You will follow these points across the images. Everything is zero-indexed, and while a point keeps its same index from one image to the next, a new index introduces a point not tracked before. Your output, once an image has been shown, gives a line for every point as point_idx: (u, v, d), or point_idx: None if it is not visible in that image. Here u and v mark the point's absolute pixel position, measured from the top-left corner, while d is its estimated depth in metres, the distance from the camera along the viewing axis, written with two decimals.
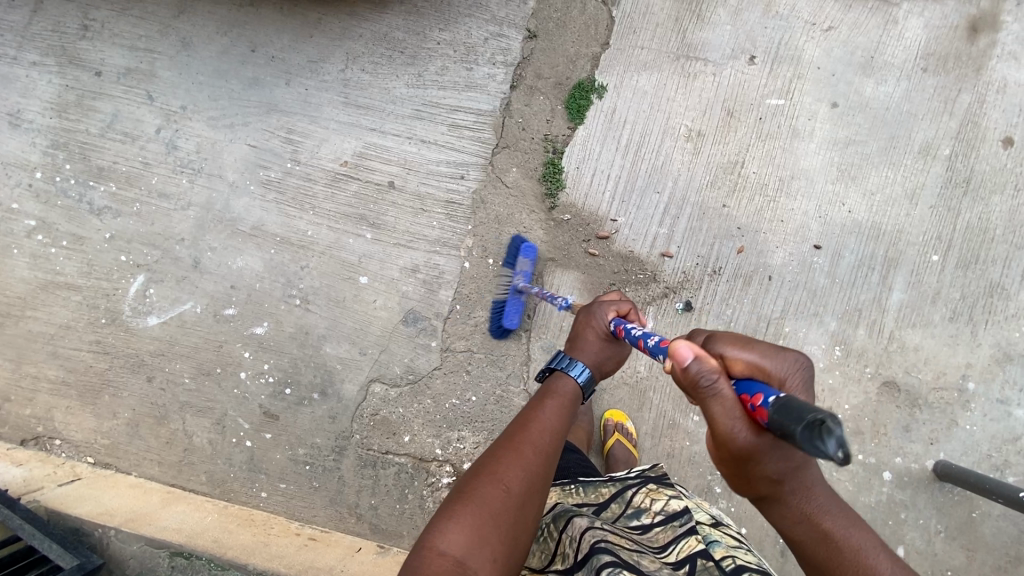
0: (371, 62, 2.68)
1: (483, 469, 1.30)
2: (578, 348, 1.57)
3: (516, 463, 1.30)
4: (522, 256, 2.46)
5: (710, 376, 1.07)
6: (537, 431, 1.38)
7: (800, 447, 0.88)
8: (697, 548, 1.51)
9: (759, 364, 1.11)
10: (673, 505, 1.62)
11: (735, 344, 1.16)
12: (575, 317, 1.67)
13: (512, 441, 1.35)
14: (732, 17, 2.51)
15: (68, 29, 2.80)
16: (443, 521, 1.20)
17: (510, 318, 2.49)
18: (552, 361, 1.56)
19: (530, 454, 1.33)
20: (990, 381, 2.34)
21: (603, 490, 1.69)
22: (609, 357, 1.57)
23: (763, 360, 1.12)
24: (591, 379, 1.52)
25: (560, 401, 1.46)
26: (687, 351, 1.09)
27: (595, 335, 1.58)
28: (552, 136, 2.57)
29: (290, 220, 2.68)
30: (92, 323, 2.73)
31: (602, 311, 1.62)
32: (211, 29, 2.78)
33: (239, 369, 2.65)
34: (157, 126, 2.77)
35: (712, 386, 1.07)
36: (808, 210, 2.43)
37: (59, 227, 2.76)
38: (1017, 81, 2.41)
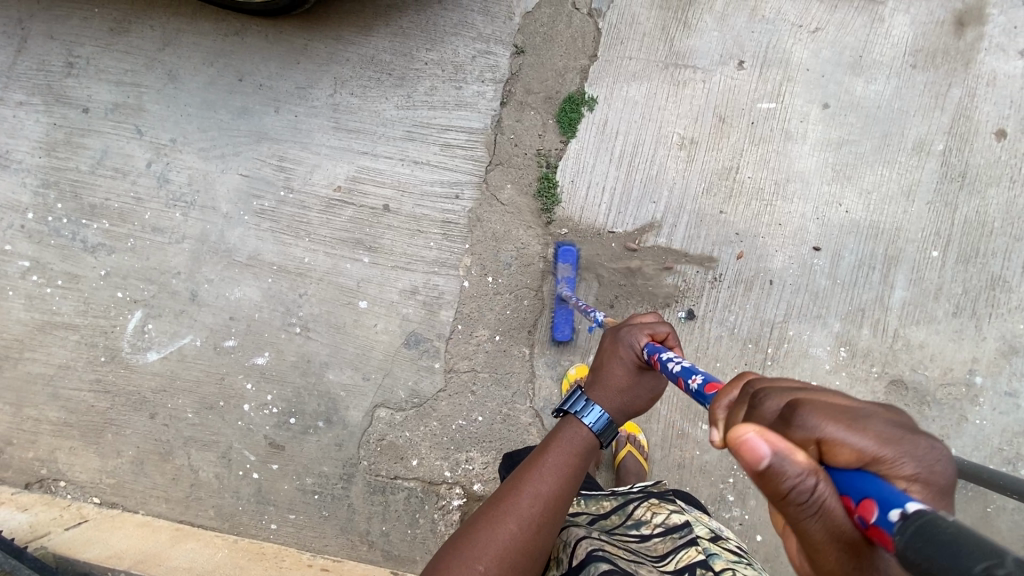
0: (360, 86, 2.67)
1: (463, 542, 1.30)
2: (599, 386, 1.45)
3: (496, 540, 1.28)
4: (561, 261, 2.45)
5: (801, 482, 0.71)
6: (524, 500, 1.34)
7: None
8: (697, 558, 1.46)
9: (872, 455, 0.74)
10: (674, 519, 1.61)
11: (837, 420, 0.77)
12: (602, 343, 1.53)
13: (496, 511, 1.33)
14: (718, 23, 2.51)
15: (53, 67, 2.79)
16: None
17: (562, 329, 2.49)
18: (567, 401, 1.46)
19: (513, 528, 1.29)
20: (998, 374, 2.33)
21: (604, 502, 1.71)
22: (633, 396, 1.45)
23: (881, 447, 0.74)
24: (609, 424, 1.42)
25: (562, 456, 1.40)
26: (763, 445, 0.71)
27: (624, 368, 1.44)
28: (545, 151, 2.57)
29: (286, 248, 2.66)
30: (92, 361, 2.70)
31: (633, 336, 1.45)
32: (197, 60, 2.76)
33: (243, 401, 2.63)
34: (148, 160, 2.76)
35: (806, 497, 0.72)
36: (805, 212, 2.42)
37: (54, 267, 2.74)
38: (1006, 73, 2.42)
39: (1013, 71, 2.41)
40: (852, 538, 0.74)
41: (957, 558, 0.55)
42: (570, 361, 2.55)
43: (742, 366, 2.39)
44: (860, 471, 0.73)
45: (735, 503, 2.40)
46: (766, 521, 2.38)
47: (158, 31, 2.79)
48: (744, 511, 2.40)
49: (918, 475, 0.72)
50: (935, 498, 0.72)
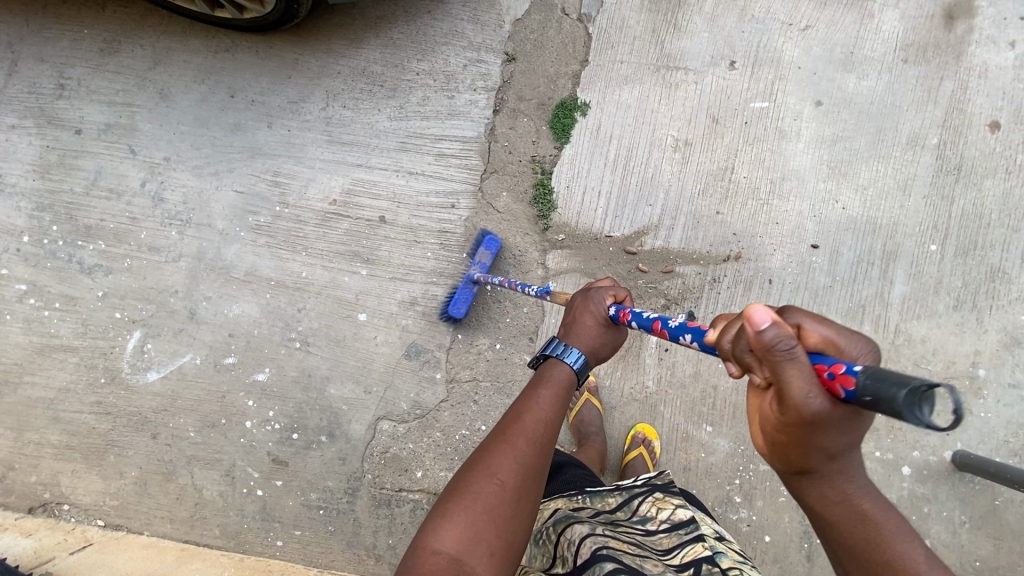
0: (352, 98, 2.67)
1: (476, 464, 1.24)
2: (574, 334, 1.52)
3: (508, 458, 1.25)
4: (483, 248, 2.46)
5: (784, 339, 0.87)
6: (529, 421, 1.32)
7: (895, 414, 0.75)
8: (703, 553, 1.45)
9: (834, 339, 0.93)
10: (680, 515, 1.59)
11: (811, 312, 0.98)
12: (570, 303, 1.62)
13: (504, 434, 1.30)
14: (708, 24, 2.51)
15: (44, 89, 2.78)
16: (437, 519, 1.16)
17: (459, 307, 2.49)
18: (546, 348, 1.51)
19: (524, 446, 1.27)
20: (1001, 366, 2.32)
21: (609, 499, 1.68)
22: (604, 344, 1.53)
23: (843, 333, 0.94)
24: (586, 365, 1.48)
25: (553, 390, 1.41)
26: (760, 310, 0.89)
27: (593, 320, 1.53)
28: (539, 158, 2.56)
29: (283, 262, 2.66)
30: (92, 384, 2.69)
31: (600, 295, 1.57)
32: (188, 78, 2.76)
33: (244, 418, 2.62)
34: (142, 179, 2.75)
35: (788, 351, 0.88)
36: (802, 210, 2.42)
37: (51, 289, 2.73)
38: (997, 65, 2.42)
39: (1004, 63, 2.42)
40: (817, 392, 0.89)
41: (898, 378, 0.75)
42: None
43: None
44: (823, 351, 0.94)
45: (742, 504, 2.39)
46: (774, 521, 2.37)
47: (148, 50, 2.79)
48: (752, 511, 2.39)
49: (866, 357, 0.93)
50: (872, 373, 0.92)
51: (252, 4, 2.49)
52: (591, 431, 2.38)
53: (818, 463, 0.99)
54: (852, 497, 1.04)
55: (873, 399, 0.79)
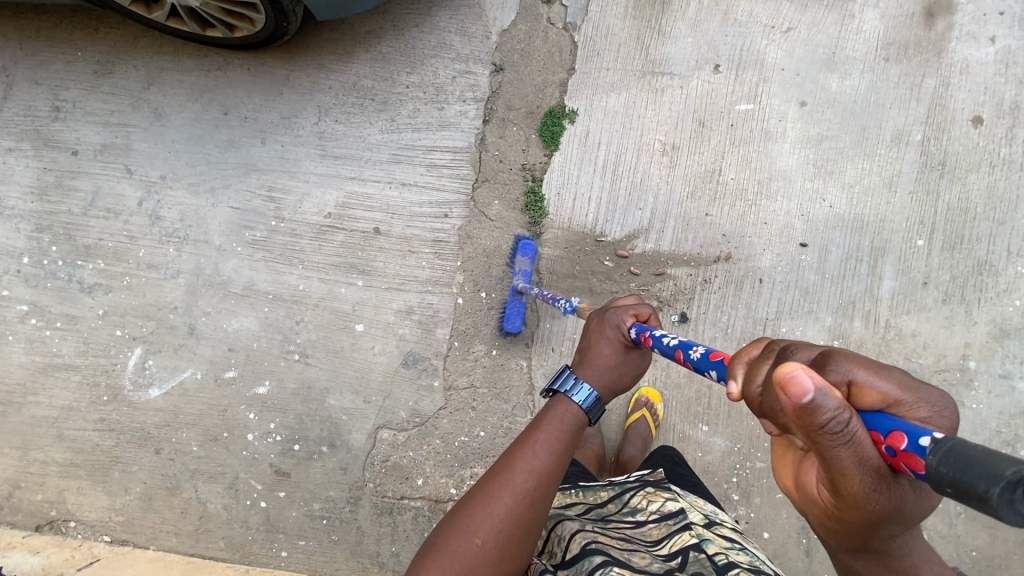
0: (344, 112, 2.70)
1: (460, 519, 1.28)
2: (587, 365, 1.49)
3: (492, 515, 1.27)
4: (521, 254, 2.47)
5: (837, 415, 0.81)
6: (518, 474, 1.32)
7: (1000, 510, 0.64)
8: (690, 542, 1.46)
9: (892, 399, 0.87)
10: (670, 505, 1.60)
11: (864, 367, 0.89)
12: (586, 326, 1.59)
13: (491, 486, 1.31)
14: (692, 29, 2.55)
15: (40, 112, 2.83)
16: (416, 572, 1.22)
17: (513, 320, 2.51)
18: (555, 380, 1.47)
19: (509, 501, 1.28)
20: (991, 358, 2.35)
21: (602, 493, 1.70)
22: (619, 375, 1.50)
23: (900, 394, 0.87)
24: (597, 401, 1.44)
25: (553, 435, 1.39)
26: (807, 380, 0.79)
27: (610, 348, 1.51)
28: (530, 165, 2.60)
29: (281, 276, 2.69)
30: (95, 401, 2.72)
31: (618, 316, 1.53)
32: (182, 97, 2.80)
33: (246, 431, 2.65)
34: (139, 198, 2.79)
35: (845, 431, 0.82)
36: (790, 210, 2.45)
37: (52, 309, 2.77)
38: (978, 60, 2.44)
39: (985, 58, 2.44)
40: (877, 470, 0.85)
41: (980, 465, 0.66)
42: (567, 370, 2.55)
43: None
44: (880, 411, 0.87)
45: (741, 502, 2.42)
46: (772, 517, 2.40)
47: (141, 71, 2.83)
48: (750, 509, 2.41)
49: (930, 418, 0.86)
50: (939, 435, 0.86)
51: (243, 23, 2.51)
52: (588, 434, 2.41)
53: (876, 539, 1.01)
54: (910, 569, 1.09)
55: (956, 492, 0.69)
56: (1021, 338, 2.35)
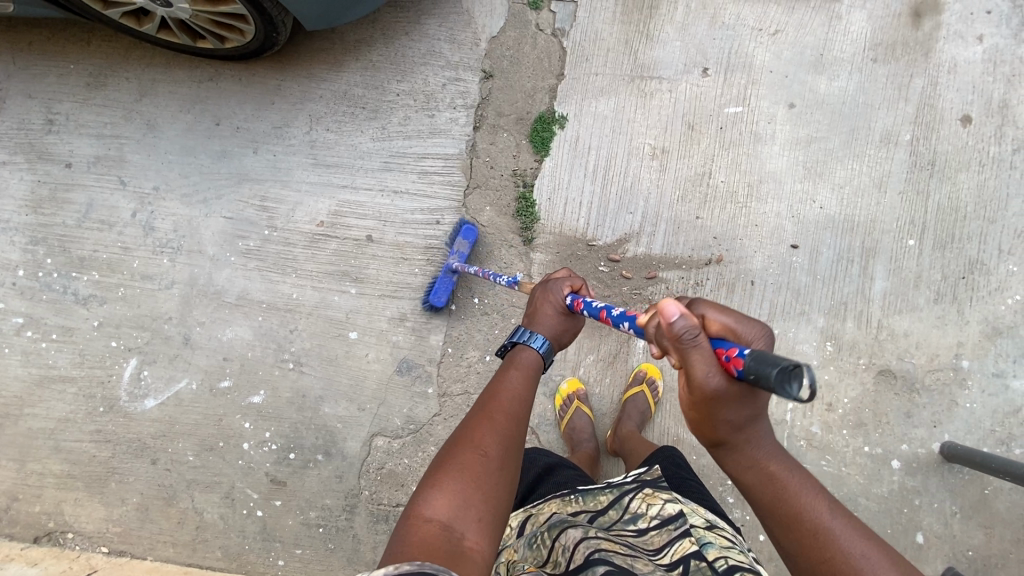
0: (335, 121, 2.72)
1: (460, 437, 1.28)
2: (537, 322, 1.59)
3: (490, 433, 1.29)
4: (461, 237, 2.51)
5: (689, 330, 1.09)
6: (506, 399, 1.38)
7: (774, 387, 0.93)
8: (691, 549, 1.46)
9: (733, 326, 1.12)
10: (669, 509, 1.58)
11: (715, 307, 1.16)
12: (531, 294, 1.69)
13: (483, 410, 1.35)
14: (680, 33, 2.56)
15: (34, 125, 2.84)
16: (428, 489, 1.17)
17: (439, 295, 2.51)
18: (513, 335, 1.58)
19: (503, 420, 1.33)
20: (984, 357, 2.34)
21: (601, 498, 1.69)
22: (565, 330, 1.62)
23: (737, 324, 1.12)
24: (551, 349, 1.55)
25: (523, 371, 1.47)
26: (672, 307, 1.10)
27: (552, 309, 1.60)
28: (521, 171, 2.61)
29: (274, 285, 2.70)
30: (91, 413, 2.73)
31: (559, 285, 1.65)
32: (174, 108, 2.82)
33: (242, 440, 2.66)
34: (133, 210, 2.80)
35: (692, 340, 1.08)
36: (780, 211, 2.45)
37: (48, 321, 2.78)
38: (966, 59, 2.44)
39: (973, 57, 2.44)
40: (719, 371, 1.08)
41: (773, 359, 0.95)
42: (560, 374, 2.54)
43: None
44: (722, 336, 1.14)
45: (736, 504, 2.41)
46: None
47: (134, 83, 2.84)
48: (745, 511, 2.41)
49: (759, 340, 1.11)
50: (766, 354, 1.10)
51: (233, 34, 2.52)
52: (581, 437, 2.40)
53: (725, 432, 1.18)
54: (760, 461, 1.22)
55: (756, 378, 0.99)
56: (1014, 337, 2.34)
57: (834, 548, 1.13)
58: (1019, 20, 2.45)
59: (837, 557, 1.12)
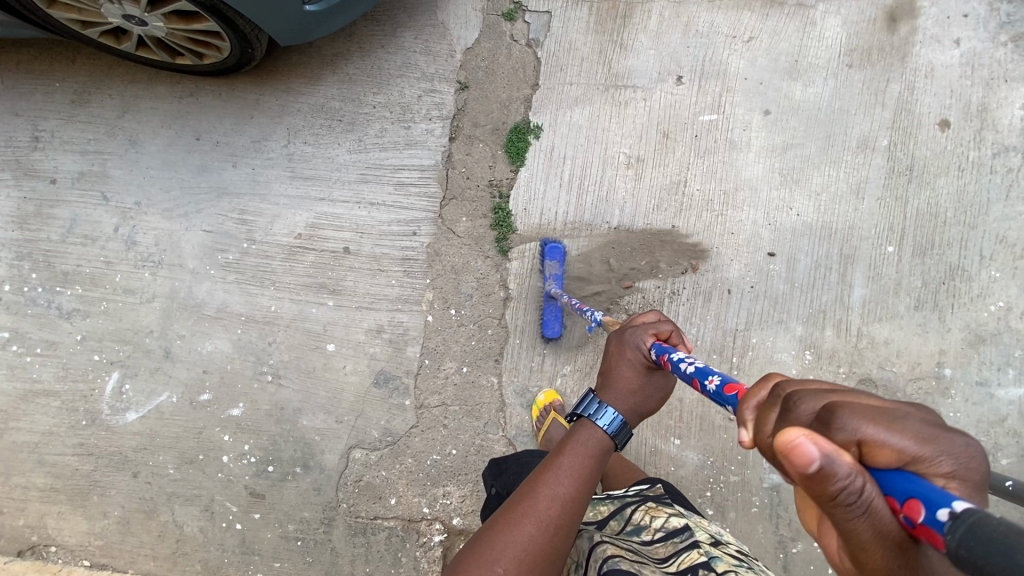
0: (313, 134, 2.73)
1: (481, 546, 1.25)
2: (609, 389, 1.47)
3: (515, 542, 1.24)
4: (549, 258, 2.41)
5: (849, 483, 0.73)
6: (543, 501, 1.30)
7: None
8: (698, 560, 1.42)
9: (911, 454, 0.76)
10: (674, 522, 1.56)
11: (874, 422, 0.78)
12: (608, 348, 1.55)
13: (513, 513, 1.29)
14: (653, 42, 2.55)
15: (20, 142, 2.89)
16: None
17: (552, 325, 2.47)
18: (580, 405, 1.45)
19: (531, 529, 1.26)
20: (967, 365, 2.30)
21: (602, 509, 1.71)
22: (645, 397, 1.47)
23: (918, 448, 0.76)
24: (623, 426, 1.41)
25: (576, 460, 1.37)
26: (812, 448, 0.73)
27: (632, 372, 1.47)
28: (496, 182, 2.61)
29: (253, 298, 2.71)
30: (73, 426, 2.75)
31: (638, 337, 1.48)
32: (156, 124, 2.85)
33: (221, 453, 2.66)
34: (115, 224, 2.83)
35: (852, 496, 0.74)
36: (756, 219, 2.43)
37: (32, 336, 2.81)
38: (943, 63, 2.41)
39: (950, 61, 2.41)
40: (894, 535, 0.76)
41: (1002, 548, 0.57)
42: (538, 387, 2.54)
43: None
44: (899, 470, 0.75)
45: (715, 516, 2.38)
46: (749, 532, 2.35)
47: (117, 99, 2.88)
48: (726, 524, 2.37)
49: (954, 473, 0.75)
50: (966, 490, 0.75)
51: (210, 51, 2.54)
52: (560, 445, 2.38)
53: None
54: None
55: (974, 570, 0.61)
56: (997, 344, 2.30)
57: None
58: (996, 23, 2.42)
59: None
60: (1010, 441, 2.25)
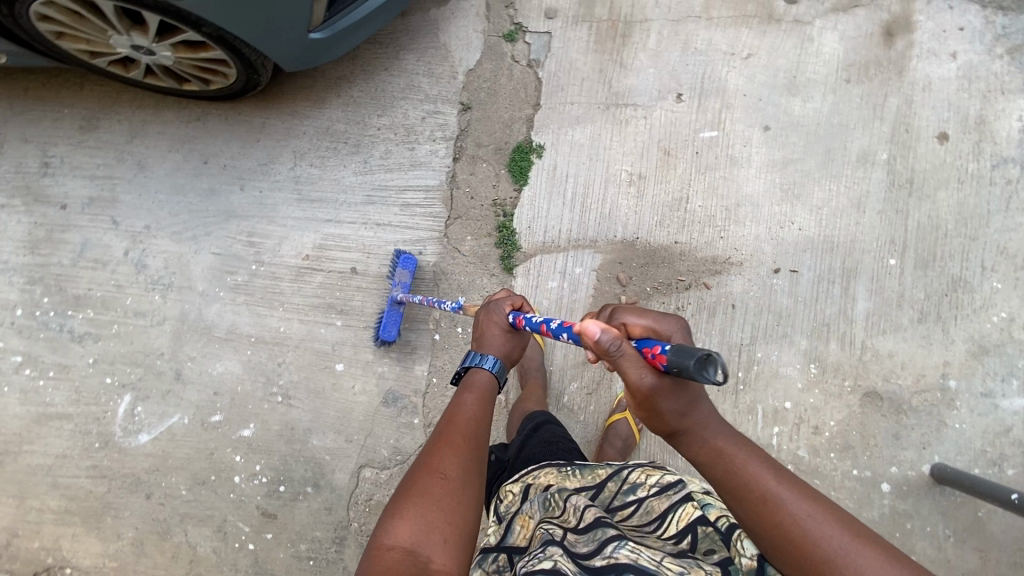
0: (319, 156, 2.77)
1: (417, 468, 1.33)
2: (484, 344, 1.66)
3: (451, 451, 1.35)
4: (400, 266, 2.55)
5: (613, 343, 1.21)
6: (464, 416, 1.47)
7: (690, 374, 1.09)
8: (695, 515, 1.43)
9: (654, 326, 1.29)
10: (668, 478, 1.59)
11: (633, 313, 1.32)
12: (477, 316, 1.77)
13: (442, 433, 1.41)
14: (652, 60, 2.59)
15: (30, 168, 2.93)
16: (388, 520, 1.22)
17: (390, 329, 2.56)
18: (464, 361, 1.65)
19: (462, 441, 1.39)
20: (972, 375, 2.31)
21: (599, 472, 1.67)
22: (514, 347, 1.68)
23: (656, 324, 1.29)
24: (503, 367, 1.63)
25: (477, 393, 1.54)
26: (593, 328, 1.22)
27: (498, 329, 1.68)
28: (500, 201, 2.64)
29: (262, 318, 2.74)
30: (86, 449, 2.78)
31: (500, 304, 1.74)
32: (164, 148, 2.90)
33: (233, 474, 2.69)
34: (125, 248, 2.87)
35: (617, 350, 1.21)
36: (759, 234, 2.45)
37: (45, 359, 2.85)
38: (940, 77, 2.43)
39: (947, 75, 2.43)
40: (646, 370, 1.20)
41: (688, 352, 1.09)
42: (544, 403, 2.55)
43: (715, 392, 2.38)
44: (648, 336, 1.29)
45: None
46: None
47: (125, 124, 2.93)
48: None
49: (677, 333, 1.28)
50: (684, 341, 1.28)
51: (217, 76, 2.58)
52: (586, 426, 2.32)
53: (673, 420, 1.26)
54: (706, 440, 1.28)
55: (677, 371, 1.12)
56: (1001, 355, 2.31)
57: (782, 511, 1.17)
58: (992, 36, 2.44)
59: (784, 519, 1.17)
60: (1016, 451, 2.26)
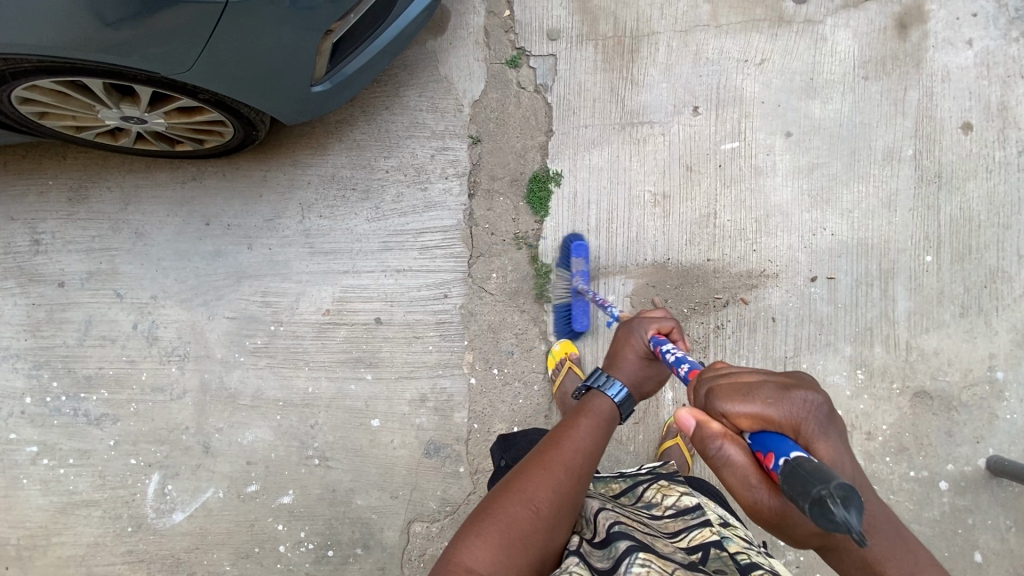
0: (327, 207, 2.66)
1: (512, 487, 1.34)
2: (616, 367, 1.62)
3: (547, 485, 1.34)
4: (575, 256, 2.46)
5: (714, 444, 1.12)
6: (569, 451, 1.41)
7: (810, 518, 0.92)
8: (710, 538, 1.45)
9: (763, 414, 1.08)
10: (686, 501, 1.62)
11: (736, 394, 1.11)
12: (616, 333, 1.71)
13: (541, 460, 1.39)
14: (664, 74, 2.51)
15: (19, 247, 2.76)
16: (472, 537, 1.25)
17: (580, 320, 2.49)
18: (588, 378, 1.61)
19: (560, 474, 1.36)
20: (1017, 365, 2.31)
21: (614, 485, 1.85)
22: (648, 378, 1.62)
23: (767, 409, 1.08)
24: (629, 398, 1.56)
25: (595, 421, 1.50)
26: (690, 421, 1.14)
27: (635, 355, 1.62)
28: (522, 234, 2.55)
29: (288, 381, 2.64)
30: (119, 534, 2.65)
31: (642, 328, 1.65)
32: (161, 213, 2.76)
33: (277, 543, 2.59)
34: (133, 321, 2.74)
35: (718, 454, 1.12)
36: (791, 244, 2.40)
37: (62, 447, 2.70)
38: (958, 66, 2.40)
39: (964, 63, 2.40)
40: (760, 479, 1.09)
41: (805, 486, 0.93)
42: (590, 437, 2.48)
43: None
44: (767, 432, 1.08)
45: (788, 546, 2.38)
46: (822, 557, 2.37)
47: (116, 191, 2.78)
48: (799, 552, 2.38)
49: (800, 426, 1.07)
50: (812, 436, 1.06)
51: (211, 136, 2.43)
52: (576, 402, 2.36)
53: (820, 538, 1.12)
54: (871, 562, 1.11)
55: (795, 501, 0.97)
56: None
57: None
58: (1005, 19, 2.41)
59: None
60: None
